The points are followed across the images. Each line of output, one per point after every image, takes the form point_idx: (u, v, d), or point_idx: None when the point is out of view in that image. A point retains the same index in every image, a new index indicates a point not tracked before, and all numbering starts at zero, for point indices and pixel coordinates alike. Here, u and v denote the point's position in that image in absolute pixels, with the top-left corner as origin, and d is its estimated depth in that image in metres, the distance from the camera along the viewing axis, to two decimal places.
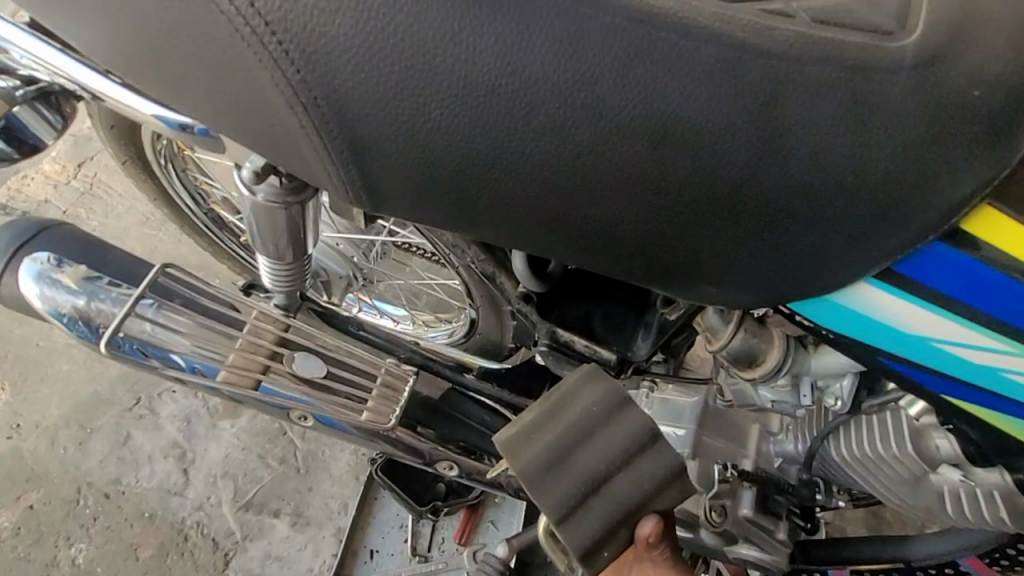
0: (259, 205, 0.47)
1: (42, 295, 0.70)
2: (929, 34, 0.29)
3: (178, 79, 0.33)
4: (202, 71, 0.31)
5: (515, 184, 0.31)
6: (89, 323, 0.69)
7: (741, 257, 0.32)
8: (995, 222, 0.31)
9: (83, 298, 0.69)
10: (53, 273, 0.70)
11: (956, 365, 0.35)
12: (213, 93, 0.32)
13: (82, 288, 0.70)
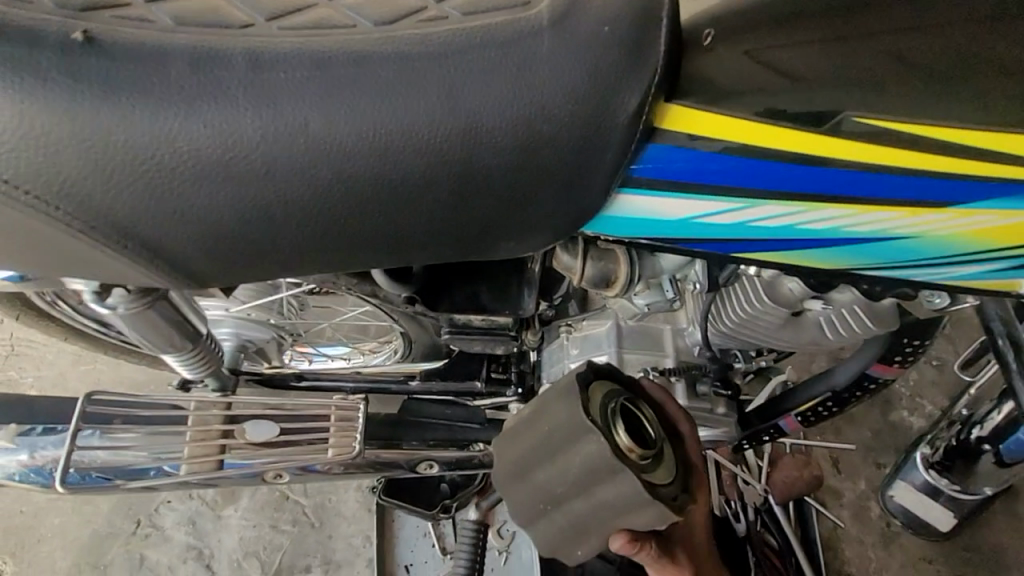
0: (125, 315, 0.51)
1: None
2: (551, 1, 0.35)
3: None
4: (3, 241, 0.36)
5: (289, 230, 0.36)
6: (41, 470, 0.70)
7: (501, 216, 0.38)
8: (681, 115, 0.36)
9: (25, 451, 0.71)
10: None
11: (721, 230, 0.40)
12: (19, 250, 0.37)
13: (19, 443, 0.71)
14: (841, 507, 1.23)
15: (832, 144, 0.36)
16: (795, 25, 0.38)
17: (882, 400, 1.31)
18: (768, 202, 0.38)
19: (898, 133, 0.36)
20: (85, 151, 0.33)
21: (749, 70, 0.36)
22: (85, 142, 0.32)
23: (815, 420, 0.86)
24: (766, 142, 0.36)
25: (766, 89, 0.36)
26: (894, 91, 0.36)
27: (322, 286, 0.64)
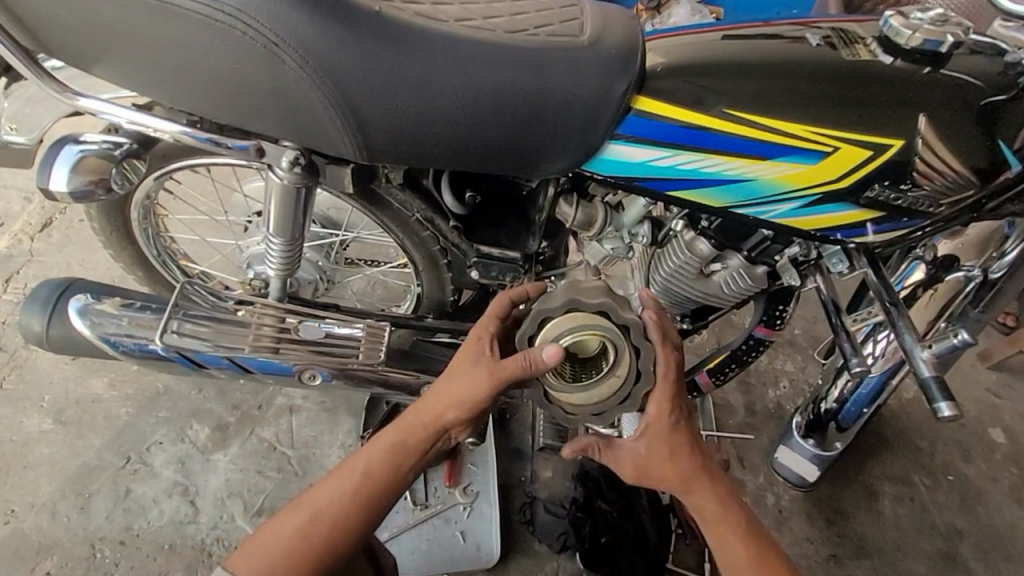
0: (284, 188, 0.79)
1: (89, 324, 0.97)
2: (590, 33, 0.71)
3: (261, 113, 0.69)
4: (284, 112, 0.68)
5: (440, 125, 0.69)
6: (136, 337, 0.97)
7: (549, 141, 0.72)
8: (638, 100, 0.71)
9: (122, 320, 0.97)
10: (95, 306, 0.98)
11: (662, 168, 0.73)
12: (287, 114, 0.68)
13: (119, 312, 0.97)
14: (744, 492, 1.53)
15: (720, 121, 0.70)
16: (711, 58, 0.72)
17: (776, 415, 1.65)
18: (687, 150, 0.72)
19: (738, 117, 0.70)
20: (355, 59, 0.65)
21: (685, 83, 0.71)
22: (355, 59, 0.65)
23: (723, 380, 1.18)
24: (686, 118, 0.71)
25: (689, 93, 0.71)
26: (753, 100, 0.71)
27: (399, 210, 0.94)
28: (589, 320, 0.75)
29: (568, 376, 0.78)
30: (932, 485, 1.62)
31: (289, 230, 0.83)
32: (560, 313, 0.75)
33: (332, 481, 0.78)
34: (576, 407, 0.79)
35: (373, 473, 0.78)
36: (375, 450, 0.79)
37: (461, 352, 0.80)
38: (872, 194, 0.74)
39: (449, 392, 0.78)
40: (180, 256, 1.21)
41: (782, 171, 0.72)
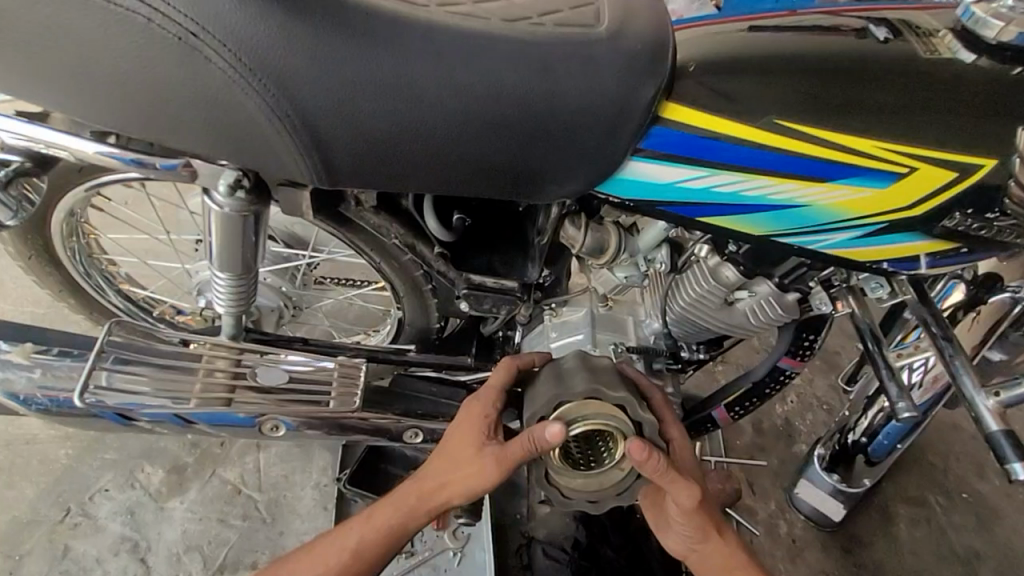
0: (225, 215, 0.63)
1: None
2: (608, 22, 0.57)
3: (189, 124, 0.54)
4: (218, 122, 0.53)
5: (419, 141, 0.55)
6: (57, 391, 0.81)
7: (557, 160, 0.58)
8: (670, 109, 0.57)
9: (38, 370, 0.81)
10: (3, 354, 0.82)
11: (693, 191, 0.60)
12: (221, 127, 0.53)
13: (33, 362, 0.82)
14: (755, 521, 1.42)
15: (769, 135, 0.57)
16: (752, 53, 0.58)
17: (785, 434, 1.53)
18: (725, 170, 0.59)
19: (793, 130, 0.57)
20: (306, 60, 0.51)
21: (721, 86, 0.57)
22: (308, 57, 0.51)
23: (743, 413, 1.07)
24: (727, 130, 0.57)
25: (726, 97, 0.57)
26: (807, 106, 0.57)
27: (374, 233, 0.80)
28: (604, 410, 0.73)
29: (573, 464, 0.77)
30: (954, 506, 1.53)
31: (235, 264, 0.67)
32: (580, 403, 0.73)
33: (318, 557, 0.74)
34: (575, 491, 0.77)
35: (362, 555, 0.73)
36: (367, 531, 0.74)
37: (460, 428, 0.75)
38: (948, 223, 0.62)
39: (450, 473, 0.73)
40: (120, 279, 1.04)
41: (842, 196, 0.60)
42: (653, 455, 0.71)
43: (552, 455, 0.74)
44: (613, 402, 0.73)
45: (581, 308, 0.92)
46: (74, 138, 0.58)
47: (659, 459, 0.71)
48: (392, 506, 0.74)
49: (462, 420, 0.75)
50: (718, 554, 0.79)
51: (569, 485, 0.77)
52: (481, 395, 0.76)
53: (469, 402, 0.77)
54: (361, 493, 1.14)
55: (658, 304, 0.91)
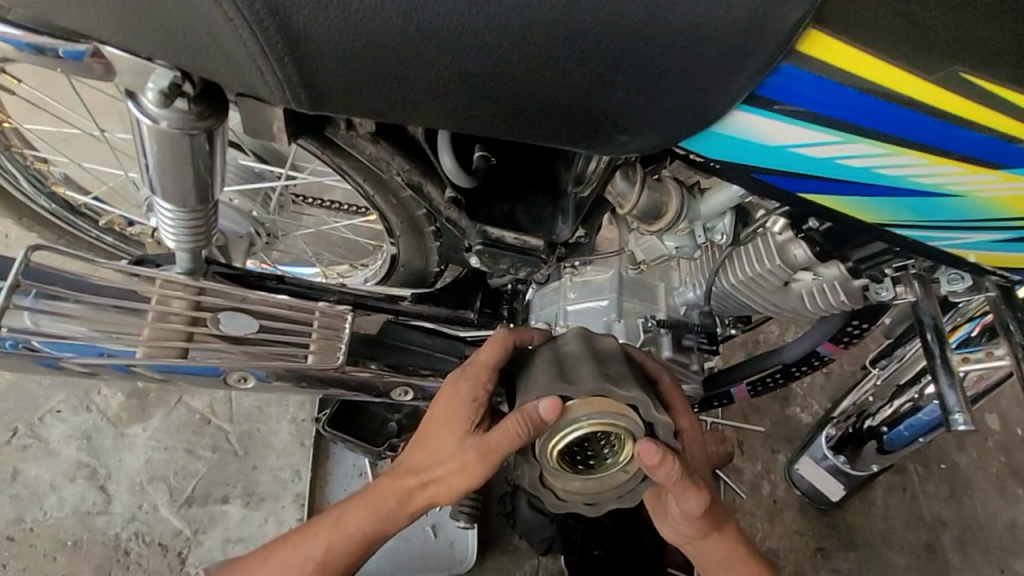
0: (160, 132, 0.45)
1: None
2: None
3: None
4: (150, 12, 0.37)
5: (446, 51, 0.38)
6: None
7: (638, 100, 0.41)
8: (818, 42, 0.39)
9: None
10: None
11: (807, 161, 0.45)
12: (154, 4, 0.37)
13: None
14: (740, 482, 1.32)
15: (937, 93, 0.41)
16: None
17: (782, 396, 1.40)
18: (859, 137, 0.43)
19: (978, 92, 0.41)
20: None
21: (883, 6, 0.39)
22: None
23: (761, 391, 0.98)
24: (883, 81, 0.40)
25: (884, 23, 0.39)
26: (988, 53, 0.40)
27: (371, 163, 0.62)
28: (612, 410, 0.63)
29: (571, 465, 0.68)
30: (930, 475, 1.38)
31: (180, 196, 0.50)
32: (586, 402, 0.63)
33: (281, 565, 0.67)
34: (572, 492, 0.69)
35: (332, 561, 0.67)
36: (335, 538, 0.67)
37: (439, 419, 0.66)
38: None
39: (429, 471, 0.65)
40: (54, 180, 0.86)
41: (1005, 189, 0.46)
42: (666, 460, 0.62)
43: (549, 457, 0.66)
44: (622, 402, 0.63)
45: (609, 271, 0.79)
46: None
47: (673, 465, 0.62)
48: (365, 509, 0.67)
49: (442, 410, 0.66)
50: (721, 553, 0.73)
51: (566, 486, 0.69)
52: (464, 378, 0.66)
53: (452, 385, 0.67)
54: (341, 436, 1.04)
55: (701, 274, 0.78)
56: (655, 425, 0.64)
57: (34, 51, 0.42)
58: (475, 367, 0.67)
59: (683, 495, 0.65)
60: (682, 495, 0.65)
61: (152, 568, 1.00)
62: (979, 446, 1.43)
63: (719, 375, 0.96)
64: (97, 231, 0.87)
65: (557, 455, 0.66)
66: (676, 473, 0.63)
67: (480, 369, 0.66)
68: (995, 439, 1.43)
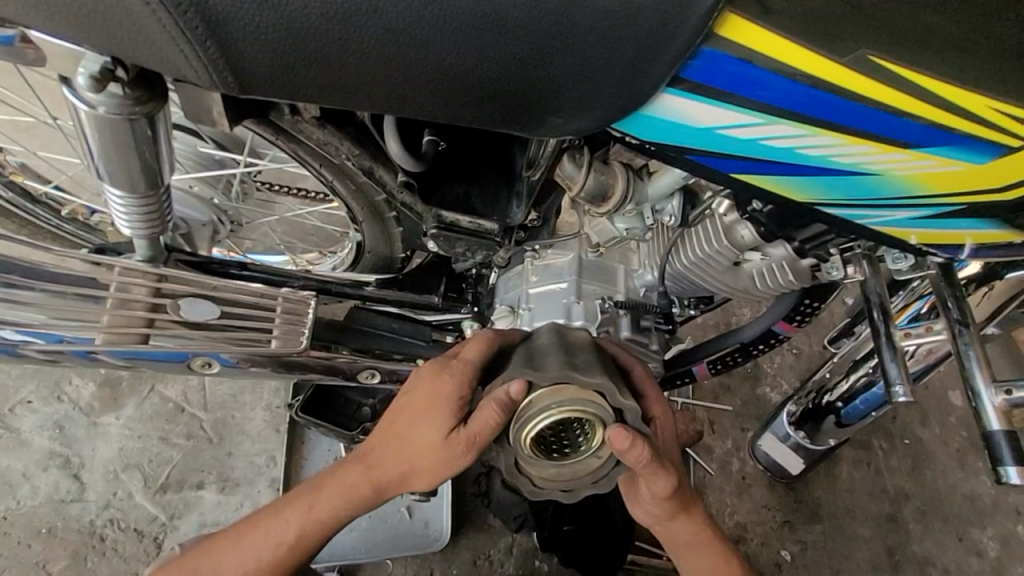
0: (99, 117, 0.46)
1: None
2: None
3: None
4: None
5: (374, 34, 0.39)
6: None
7: (564, 82, 0.43)
8: (739, 27, 0.41)
9: None
10: None
11: (735, 142, 0.47)
12: None
13: None
14: (710, 459, 1.35)
15: (848, 75, 0.43)
16: None
17: (751, 376, 1.42)
18: (779, 117, 0.45)
19: (891, 75, 0.43)
20: None
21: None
22: None
23: (722, 369, 1.01)
24: (798, 63, 0.42)
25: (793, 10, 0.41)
26: (893, 37, 0.42)
27: (324, 147, 0.64)
28: (582, 396, 0.64)
29: (546, 452, 0.69)
30: (894, 450, 1.41)
31: (125, 182, 0.51)
32: (555, 388, 0.63)
33: (250, 548, 0.67)
34: (547, 480, 0.70)
35: (305, 544, 0.67)
36: (307, 523, 0.67)
37: (420, 412, 0.66)
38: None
39: (409, 461, 0.66)
40: (11, 169, 0.87)
41: (925, 168, 0.48)
42: (637, 445, 0.63)
43: (523, 445, 0.66)
44: (589, 387, 0.63)
45: (568, 254, 0.79)
46: None
47: (643, 450, 0.63)
48: (339, 496, 0.67)
49: (422, 404, 0.66)
50: (687, 532, 0.75)
51: (542, 473, 0.70)
52: (447, 373, 0.66)
53: (433, 379, 0.67)
54: (314, 421, 1.05)
55: (656, 255, 0.79)
56: (624, 410, 0.65)
57: None
58: (458, 363, 0.67)
59: (652, 477, 0.66)
60: (651, 478, 0.66)
61: (128, 553, 1.02)
62: (943, 421, 1.45)
63: (680, 356, 0.99)
64: (58, 221, 0.88)
65: (531, 442, 0.67)
66: (647, 458, 0.64)
67: (465, 365, 0.67)
68: (958, 415, 1.46)
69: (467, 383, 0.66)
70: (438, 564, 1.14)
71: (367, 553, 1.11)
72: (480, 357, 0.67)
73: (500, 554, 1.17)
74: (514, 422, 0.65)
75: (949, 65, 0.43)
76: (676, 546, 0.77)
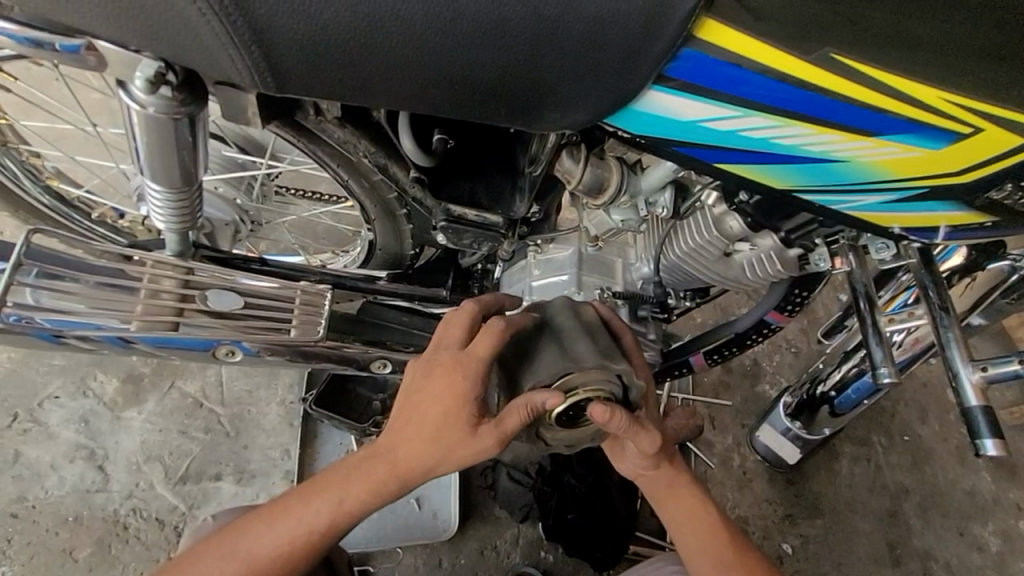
0: (149, 117, 0.52)
1: None
2: None
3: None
4: (137, 11, 0.44)
5: (394, 43, 0.45)
6: None
7: (560, 80, 0.49)
8: (716, 30, 0.46)
9: None
10: None
11: (716, 133, 0.53)
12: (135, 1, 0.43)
13: None
14: (711, 454, 1.36)
15: (812, 71, 0.48)
16: None
17: (751, 373, 1.44)
18: (753, 111, 0.51)
19: (853, 69, 0.48)
20: None
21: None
22: None
23: (719, 360, 1.05)
24: (769, 61, 0.48)
25: (760, 15, 0.46)
26: (852, 37, 0.47)
27: (343, 146, 0.69)
28: (603, 378, 0.70)
29: (563, 423, 0.75)
30: (894, 446, 1.42)
31: (166, 177, 0.57)
32: (582, 372, 0.70)
33: (283, 532, 0.70)
34: (556, 440, 0.77)
35: (336, 530, 0.71)
36: (337, 513, 0.71)
37: (441, 412, 0.69)
38: (994, 195, 0.58)
39: (434, 458, 0.69)
40: (46, 174, 0.91)
41: (887, 154, 0.54)
42: (618, 413, 0.67)
43: (547, 417, 0.73)
44: (612, 372, 0.71)
45: (569, 247, 0.83)
46: None
47: (623, 417, 0.68)
48: (367, 489, 0.71)
49: (442, 404, 0.69)
50: (691, 510, 0.79)
51: (557, 437, 0.77)
52: (461, 372, 0.69)
53: (447, 377, 0.69)
54: (326, 414, 1.09)
55: (652, 249, 0.84)
56: (632, 386, 0.72)
57: (37, 46, 0.48)
58: (471, 361, 0.69)
59: (646, 436, 0.71)
60: (649, 436, 0.71)
61: (149, 541, 1.06)
62: (942, 418, 1.46)
63: (677, 348, 1.04)
64: (90, 223, 0.92)
65: (557, 417, 0.73)
66: (630, 419, 0.69)
67: (476, 362, 0.69)
68: (958, 412, 1.47)
69: (481, 381, 0.69)
70: (446, 554, 1.17)
71: (379, 543, 1.15)
72: (488, 352, 0.70)
73: (506, 544, 1.20)
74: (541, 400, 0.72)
75: (900, 61, 0.48)
76: (671, 513, 0.80)
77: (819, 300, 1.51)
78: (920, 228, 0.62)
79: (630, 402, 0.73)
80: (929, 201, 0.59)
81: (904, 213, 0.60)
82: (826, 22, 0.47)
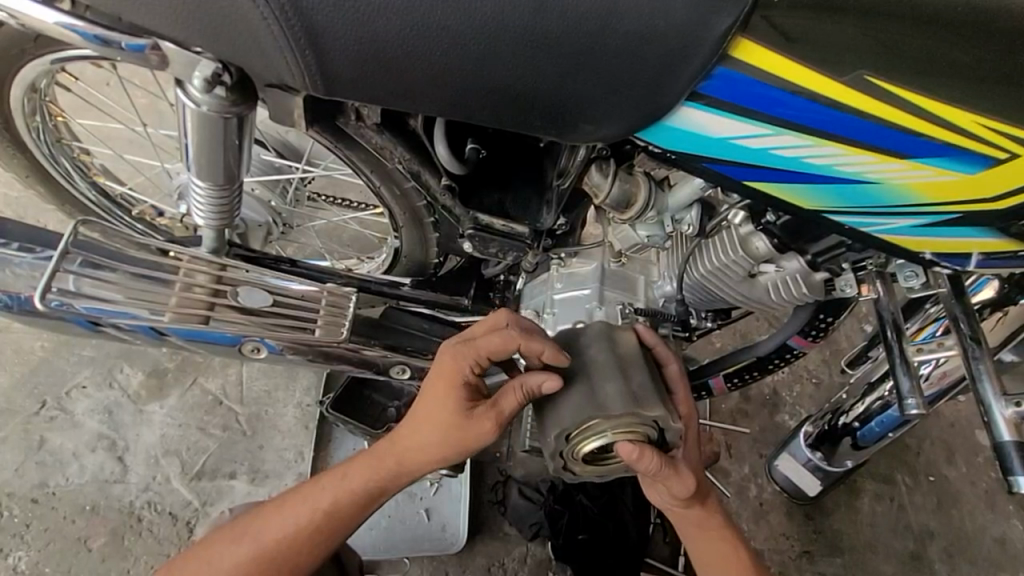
0: (201, 115, 0.55)
1: None
2: None
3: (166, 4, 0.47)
4: (206, 14, 0.47)
5: (436, 53, 0.47)
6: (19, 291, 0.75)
7: (594, 93, 0.50)
8: (751, 49, 0.48)
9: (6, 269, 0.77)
10: None
11: (744, 150, 0.53)
12: (204, 9, 0.46)
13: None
14: (727, 483, 1.32)
15: (844, 92, 0.49)
16: None
17: (771, 402, 1.41)
18: (782, 129, 0.51)
19: (886, 92, 0.49)
20: None
21: (794, 24, 0.47)
22: None
23: (739, 384, 1.04)
24: (801, 82, 0.49)
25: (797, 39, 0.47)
26: (886, 62, 0.48)
27: (380, 150, 0.72)
28: (636, 421, 0.69)
29: (593, 457, 0.76)
30: (919, 487, 1.37)
31: (211, 173, 0.59)
32: (612, 417, 0.69)
33: (290, 515, 0.71)
34: (585, 471, 0.78)
35: (340, 513, 0.71)
36: (341, 493, 0.72)
37: (433, 394, 0.70)
38: None
39: (426, 437, 0.70)
40: (94, 171, 0.95)
41: (920, 177, 0.54)
42: (646, 454, 0.68)
43: (574, 451, 0.73)
44: (644, 416, 0.69)
45: (592, 262, 0.82)
46: (41, 7, 0.51)
47: (652, 457, 0.69)
48: (370, 469, 0.72)
49: (432, 382, 0.71)
50: (721, 542, 0.78)
51: (586, 470, 0.77)
52: (452, 352, 0.71)
53: (441, 358, 0.71)
54: (342, 418, 1.10)
55: (675, 266, 0.83)
56: (666, 430, 0.71)
57: (105, 44, 0.52)
58: (464, 346, 0.71)
59: (676, 479, 0.71)
60: (681, 479, 0.71)
61: (161, 535, 1.07)
62: (971, 460, 1.40)
63: (697, 369, 1.03)
64: (130, 220, 0.95)
65: (585, 453, 0.73)
66: (657, 463, 0.69)
67: (474, 350, 0.70)
68: (988, 456, 1.41)
69: (472, 364, 0.70)
70: (453, 568, 1.15)
71: (387, 551, 1.14)
72: (489, 347, 0.70)
73: (514, 562, 1.18)
74: (571, 438, 0.71)
75: (933, 86, 0.49)
76: (700, 553, 0.78)
77: (842, 331, 1.48)
78: (961, 251, 0.61)
79: (666, 443, 0.73)
80: (971, 225, 0.58)
81: (945, 239, 0.60)
82: (862, 46, 0.48)
